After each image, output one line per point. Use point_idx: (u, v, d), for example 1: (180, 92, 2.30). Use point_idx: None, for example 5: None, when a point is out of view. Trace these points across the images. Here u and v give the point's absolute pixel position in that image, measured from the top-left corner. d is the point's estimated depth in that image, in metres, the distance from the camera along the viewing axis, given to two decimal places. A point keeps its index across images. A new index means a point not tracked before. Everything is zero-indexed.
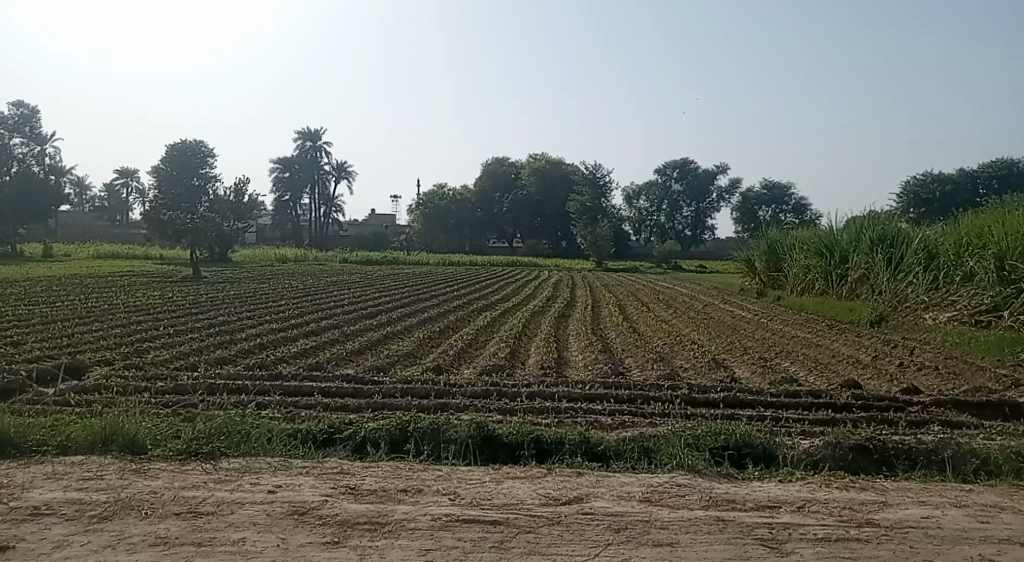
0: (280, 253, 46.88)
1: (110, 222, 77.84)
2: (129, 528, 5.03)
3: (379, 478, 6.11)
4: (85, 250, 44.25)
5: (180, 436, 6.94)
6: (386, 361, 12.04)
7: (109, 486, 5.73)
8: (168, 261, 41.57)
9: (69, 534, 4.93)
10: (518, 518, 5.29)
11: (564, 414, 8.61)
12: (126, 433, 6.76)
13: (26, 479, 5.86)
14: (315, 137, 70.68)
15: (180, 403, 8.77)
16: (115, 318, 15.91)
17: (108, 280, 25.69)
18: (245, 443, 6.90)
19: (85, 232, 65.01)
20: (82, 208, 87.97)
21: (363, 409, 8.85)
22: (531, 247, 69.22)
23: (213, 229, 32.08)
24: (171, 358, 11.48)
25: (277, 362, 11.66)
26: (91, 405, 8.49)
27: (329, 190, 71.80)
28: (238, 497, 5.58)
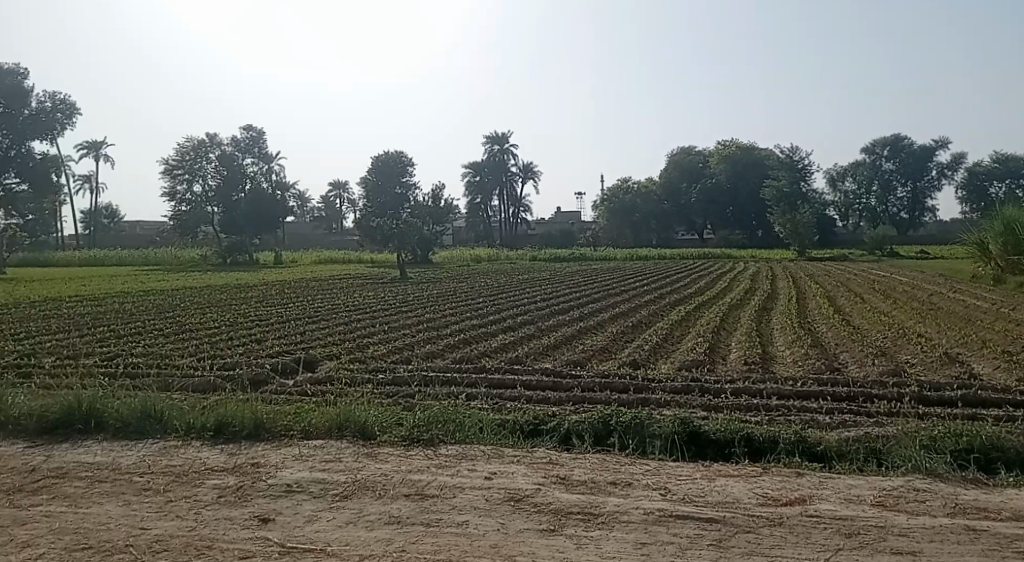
0: (475, 253, 48.90)
1: (327, 231, 85.28)
2: (366, 507, 5.46)
3: (588, 470, 6.15)
4: (307, 256, 48.82)
5: (402, 424, 7.43)
6: (583, 356, 12.16)
7: (347, 468, 6.27)
8: (378, 264, 44.83)
9: (317, 509, 5.46)
10: (736, 516, 5.10)
11: (775, 412, 8.20)
12: (357, 420, 7.35)
13: (280, 459, 6.57)
14: (502, 140, 72.85)
15: (398, 394, 9.38)
16: (337, 316, 17.47)
17: (328, 283, 28.18)
18: (459, 431, 7.23)
19: (306, 241, 71.81)
20: (303, 219, 97.05)
21: (565, 402, 8.98)
22: (724, 238, 66.82)
23: (416, 233, 34.36)
24: (387, 353, 12.36)
25: (481, 357, 12.16)
26: (325, 395, 9.35)
27: (516, 191, 73.73)
28: (458, 482, 5.87)
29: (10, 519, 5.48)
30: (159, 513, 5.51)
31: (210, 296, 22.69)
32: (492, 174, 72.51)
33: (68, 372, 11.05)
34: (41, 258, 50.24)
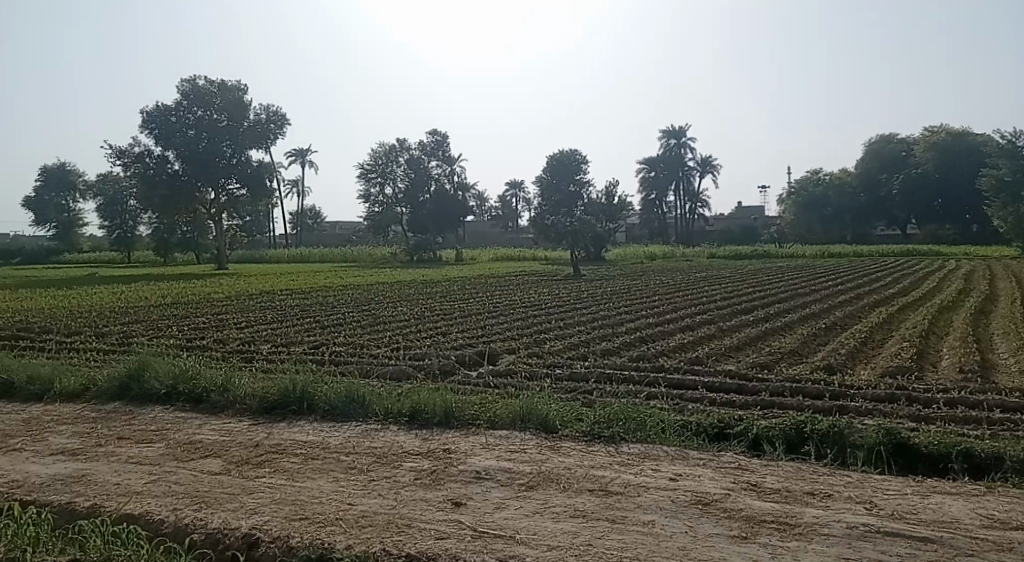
0: (650, 250, 48.14)
1: (505, 229, 87.71)
2: (552, 499, 5.55)
3: (781, 478, 5.85)
4: (485, 254, 50.53)
5: (583, 419, 7.48)
6: (770, 358, 11.59)
7: (531, 459, 6.41)
8: (554, 261, 45.40)
9: (505, 497, 5.63)
10: (954, 538, 4.64)
11: (997, 426, 7.37)
12: (540, 412, 7.51)
13: (468, 447, 6.84)
14: (679, 134, 71.11)
15: (578, 389, 9.45)
16: (515, 312, 17.90)
17: (506, 279, 28.94)
18: (642, 430, 7.16)
19: (485, 240, 74.22)
20: (483, 218, 100.39)
21: (751, 406, 8.60)
22: (929, 233, 61.08)
23: (591, 231, 34.57)
24: (564, 349, 12.50)
25: (659, 355, 11.95)
26: (507, 387, 9.62)
27: (694, 186, 71.75)
28: (642, 481, 5.81)
29: (238, 487, 6.14)
30: (362, 491, 5.93)
31: (400, 292, 24.12)
32: (668, 170, 71.01)
33: (280, 358, 12.20)
34: (256, 254, 55.86)
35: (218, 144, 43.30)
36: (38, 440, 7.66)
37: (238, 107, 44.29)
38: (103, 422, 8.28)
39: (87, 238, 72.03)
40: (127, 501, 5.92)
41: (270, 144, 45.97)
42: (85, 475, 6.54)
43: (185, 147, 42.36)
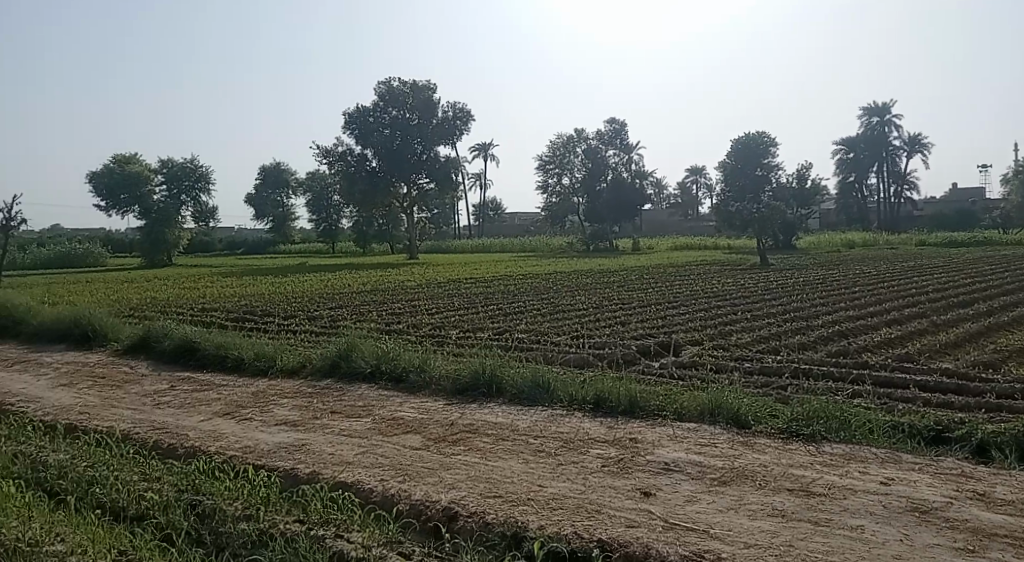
0: (848, 237, 44.84)
1: (687, 217, 85.52)
2: (748, 496, 5.35)
3: (1015, 490, 5.24)
4: (666, 243, 49.60)
5: (779, 415, 7.12)
6: (994, 357, 10.38)
7: (724, 454, 6.21)
8: (740, 250, 43.65)
9: (697, 491, 5.49)
10: None
11: None
12: (732, 407, 7.25)
13: (657, 437, 6.76)
14: (883, 110, 65.38)
15: (770, 384, 9.02)
16: (699, 303, 17.39)
17: (689, 268, 28.20)
18: (844, 429, 6.69)
19: (666, 230, 72.79)
20: (664, 206, 98.50)
21: (973, 409, 7.77)
22: None
23: (779, 219, 33.17)
24: (753, 341, 11.96)
25: (861, 351, 11.11)
26: (694, 379, 9.38)
27: (900, 167, 65.89)
28: (848, 483, 5.44)
29: (436, 463, 6.49)
30: (553, 474, 6.04)
31: (579, 280, 24.27)
32: (869, 150, 65.21)
33: (467, 343, 12.71)
34: (444, 245, 58.65)
35: (410, 142, 45.84)
36: (264, 411, 8.54)
37: (427, 106, 46.62)
38: (318, 397, 9.07)
39: (298, 230, 79.11)
40: (340, 470, 6.44)
41: (456, 140, 47.92)
42: (304, 444, 7.20)
43: (380, 145, 45.31)
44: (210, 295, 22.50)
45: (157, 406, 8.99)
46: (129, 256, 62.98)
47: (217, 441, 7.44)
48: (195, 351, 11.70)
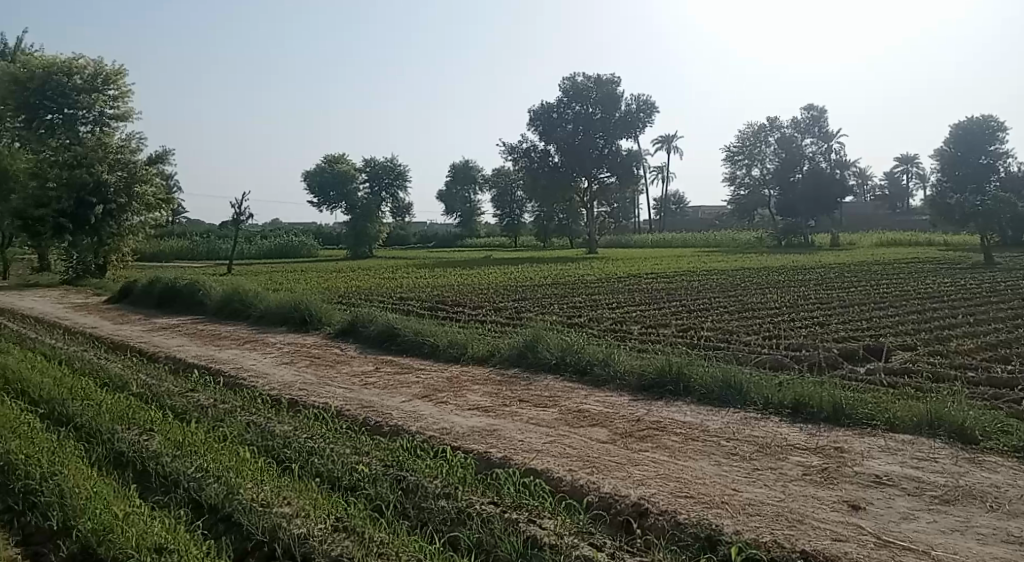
0: None
1: (893, 210, 78.80)
2: (977, 519, 4.84)
3: None
4: (869, 239, 46.11)
5: (1013, 433, 6.37)
6: None
7: (946, 470, 5.66)
8: (957, 246, 39.54)
9: (915, 508, 5.06)
10: None
11: None
12: (955, 420, 6.59)
13: (865, 448, 6.29)
14: None
15: (1001, 398, 8.06)
16: (910, 304, 15.92)
17: (896, 266, 25.96)
18: None
19: (869, 224, 67.49)
20: (866, 198, 91.40)
21: None
22: None
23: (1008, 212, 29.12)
24: (977, 349, 10.76)
25: None
26: (907, 387, 8.61)
27: None
28: None
29: (625, 457, 6.47)
30: (749, 478, 5.82)
31: (771, 277, 23.12)
32: None
33: (652, 339, 12.51)
34: (625, 239, 58.32)
35: (592, 137, 45.89)
36: (458, 396, 8.95)
37: (611, 100, 46.42)
38: (506, 385, 9.36)
39: (484, 224, 81.99)
40: (531, 457, 6.60)
41: (640, 132, 47.31)
42: (495, 430, 7.46)
43: (564, 140, 45.83)
44: (405, 285, 23.91)
45: (362, 385, 9.72)
46: (333, 248, 68.46)
47: (415, 422, 7.90)
48: (394, 337, 12.50)
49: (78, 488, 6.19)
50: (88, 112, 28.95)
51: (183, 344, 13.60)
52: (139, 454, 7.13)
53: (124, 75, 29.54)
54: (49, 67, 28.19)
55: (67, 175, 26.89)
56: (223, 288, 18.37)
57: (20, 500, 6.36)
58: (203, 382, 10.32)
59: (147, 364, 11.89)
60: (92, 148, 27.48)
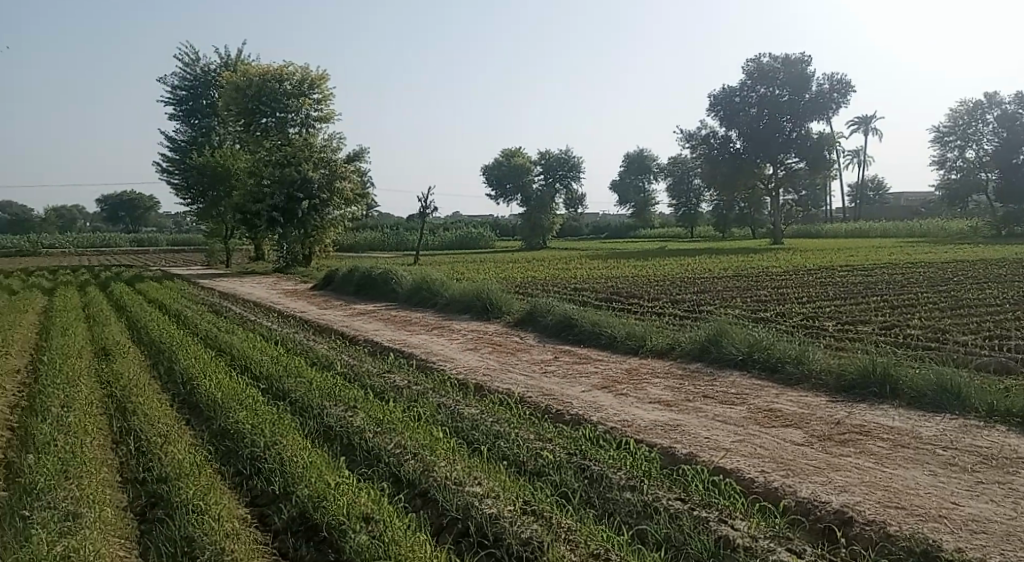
0: None
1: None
2: None
3: None
4: None
5: None
6: None
7: None
8: None
9: None
10: None
11: None
12: None
13: None
14: None
15: None
16: None
17: None
18: None
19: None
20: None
21: None
22: None
23: None
24: None
25: None
26: None
27: None
28: None
29: (824, 461, 6.09)
30: (970, 492, 5.27)
31: (985, 272, 20.80)
32: None
33: (849, 337, 11.65)
34: (812, 229, 54.92)
35: (779, 121, 43.56)
36: (640, 388, 8.85)
37: (800, 81, 43.82)
38: (690, 380, 9.13)
39: (659, 214, 80.52)
40: (720, 455, 6.38)
41: (832, 114, 44.25)
42: (681, 425, 7.29)
43: (748, 125, 43.89)
44: (581, 276, 23.98)
45: (544, 374, 9.88)
46: (511, 239, 70.20)
47: (598, 412, 7.91)
48: (573, 327, 12.57)
49: (296, 458, 6.83)
50: (296, 114, 31.66)
51: (378, 329, 14.54)
52: (345, 429, 7.74)
53: (327, 79, 31.99)
54: (264, 75, 31.14)
55: (279, 173, 29.59)
56: (412, 277, 19.41)
57: (246, 465, 7.11)
58: (397, 365, 10.98)
59: (347, 347, 12.84)
60: (299, 148, 30.06)
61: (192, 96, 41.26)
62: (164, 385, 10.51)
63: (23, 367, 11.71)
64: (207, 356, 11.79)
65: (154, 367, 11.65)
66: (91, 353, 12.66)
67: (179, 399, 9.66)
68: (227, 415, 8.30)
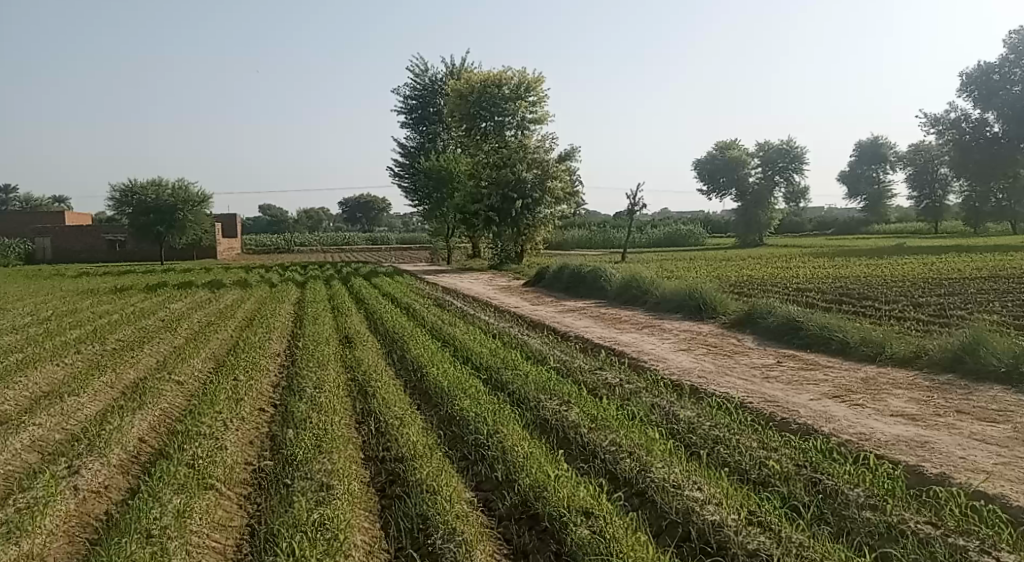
0: None
1: None
2: None
3: None
4: None
5: None
6: None
7: None
8: None
9: None
10: None
11: None
12: None
13: None
14: None
15: None
16: None
17: None
18: None
19: None
20: None
21: None
22: None
23: None
24: None
25: None
26: None
27: None
28: None
29: None
30: None
31: None
32: None
33: None
34: None
35: None
36: (878, 399, 8.12)
37: None
38: (939, 392, 8.23)
39: (894, 208, 73.57)
40: (979, 478, 5.69)
41: None
42: (929, 442, 6.59)
43: (1007, 105, 38.63)
44: (803, 275, 22.51)
45: (766, 379, 9.40)
46: (725, 235, 67.70)
47: (829, 422, 7.37)
48: (797, 330, 11.83)
49: (517, 449, 7.08)
50: (513, 117, 32.73)
51: (591, 326, 14.67)
52: (562, 423, 7.88)
53: (542, 82, 32.74)
54: (485, 81, 32.56)
55: (496, 174, 30.89)
56: (623, 275, 19.35)
57: (471, 451, 7.49)
58: (611, 362, 11.01)
59: (561, 342, 13.09)
60: (515, 149, 31.09)
61: (419, 104, 44.22)
62: (397, 371, 11.41)
63: (282, 351, 13.23)
64: (434, 347, 12.59)
65: (388, 355, 12.65)
66: (336, 339, 14.06)
67: (410, 385, 10.44)
68: (453, 403, 8.81)
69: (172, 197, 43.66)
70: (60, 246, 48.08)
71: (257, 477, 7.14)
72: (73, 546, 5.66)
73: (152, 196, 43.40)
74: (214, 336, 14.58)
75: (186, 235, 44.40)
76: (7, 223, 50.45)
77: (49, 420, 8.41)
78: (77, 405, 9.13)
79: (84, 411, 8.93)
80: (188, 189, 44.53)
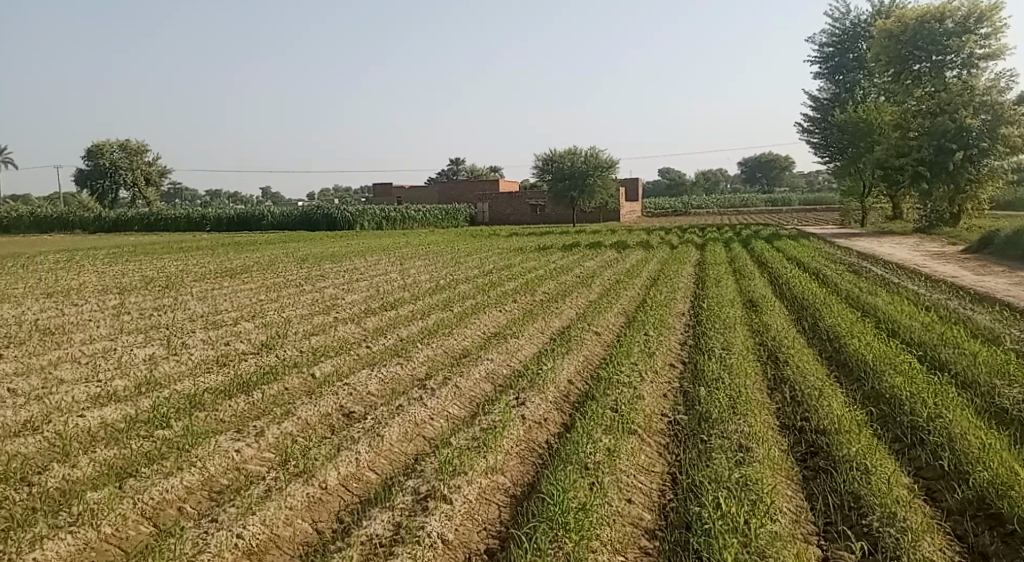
0: None
1: None
2: None
3: None
4: None
5: None
6: None
7: None
8: None
9: None
10: None
11: None
12: None
13: None
14: None
15: None
16: None
17: None
18: None
19: None
20: None
21: None
22: None
23: None
24: None
25: None
26: None
27: None
28: None
29: None
30: None
31: None
32: None
33: None
34: None
35: None
36: None
37: None
38: None
39: None
40: None
41: None
42: None
43: None
44: None
45: None
46: None
47: None
48: None
49: (968, 437, 6.19)
50: (957, 55, 28.05)
51: None
52: None
53: (1000, 9, 27.48)
54: (922, 17, 28.56)
55: (930, 124, 27.12)
56: None
57: (907, 433, 6.75)
58: None
59: (1018, 321, 11.04)
60: (956, 93, 26.89)
61: (838, 51, 40.75)
62: (811, 339, 10.80)
63: (688, 310, 13.45)
64: (853, 316, 11.62)
65: (799, 322, 12.05)
66: (741, 302, 13.85)
67: (826, 355, 9.81)
68: (880, 379, 8.03)
69: (585, 163, 47.30)
70: (496, 210, 55.50)
71: (674, 429, 7.37)
72: (525, 466, 6.51)
73: (569, 163, 47.51)
74: (625, 292, 15.49)
75: (595, 199, 47.52)
76: (457, 191, 59.84)
77: (498, 356, 9.81)
78: (518, 346, 10.47)
79: (524, 351, 10.21)
80: (599, 156, 47.92)
